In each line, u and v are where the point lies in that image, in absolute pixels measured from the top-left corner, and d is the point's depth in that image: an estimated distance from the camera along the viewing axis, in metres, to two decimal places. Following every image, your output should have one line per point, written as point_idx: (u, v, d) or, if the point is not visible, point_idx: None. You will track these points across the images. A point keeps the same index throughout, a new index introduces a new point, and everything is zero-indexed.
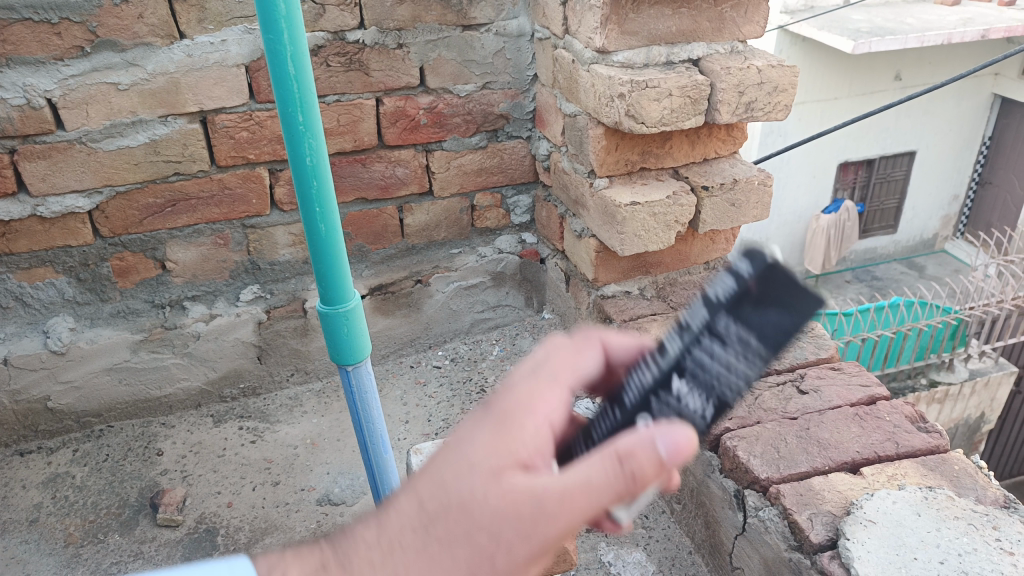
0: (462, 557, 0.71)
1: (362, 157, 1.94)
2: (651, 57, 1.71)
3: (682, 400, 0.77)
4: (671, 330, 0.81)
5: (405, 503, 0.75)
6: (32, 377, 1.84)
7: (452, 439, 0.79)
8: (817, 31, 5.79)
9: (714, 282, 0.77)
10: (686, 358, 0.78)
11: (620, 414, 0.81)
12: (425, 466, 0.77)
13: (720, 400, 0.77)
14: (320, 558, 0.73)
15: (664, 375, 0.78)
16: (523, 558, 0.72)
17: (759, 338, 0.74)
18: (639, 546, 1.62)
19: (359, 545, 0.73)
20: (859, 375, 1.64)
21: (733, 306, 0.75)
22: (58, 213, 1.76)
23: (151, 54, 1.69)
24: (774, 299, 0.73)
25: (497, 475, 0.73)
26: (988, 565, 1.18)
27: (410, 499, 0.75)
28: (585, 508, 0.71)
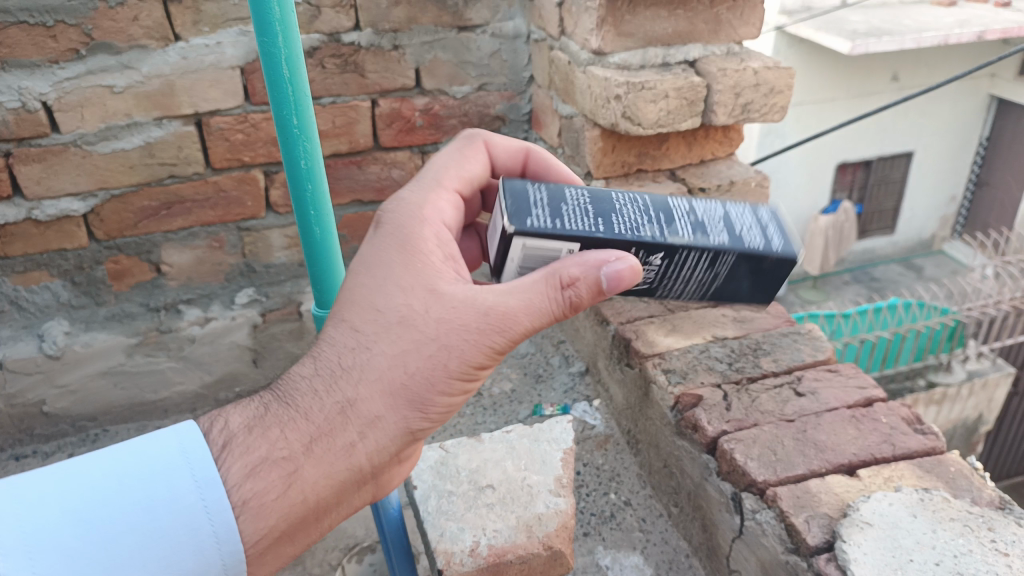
0: (413, 368, 0.96)
1: (358, 159, 1.93)
2: (647, 59, 1.71)
3: (650, 267, 1.04)
4: (682, 203, 1.08)
5: (339, 342, 0.98)
6: (27, 382, 1.82)
7: (366, 264, 1.02)
8: (815, 33, 5.86)
9: (730, 216, 1.09)
10: (676, 249, 1.02)
11: (596, 230, 0.99)
12: (346, 300, 1.01)
13: (651, 284, 1.08)
14: (258, 412, 0.97)
15: (656, 247, 1.01)
16: (468, 364, 0.98)
17: (727, 279, 1.07)
18: (637, 549, 1.61)
19: (306, 387, 0.97)
20: (856, 377, 1.63)
21: (728, 232, 1.06)
22: (53, 217, 1.75)
23: (146, 57, 1.68)
24: (759, 273, 1.08)
25: (424, 301, 0.97)
26: (983, 566, 1.18)
27: (346, 333, 0.98)
28: (517, 312, 0.97)
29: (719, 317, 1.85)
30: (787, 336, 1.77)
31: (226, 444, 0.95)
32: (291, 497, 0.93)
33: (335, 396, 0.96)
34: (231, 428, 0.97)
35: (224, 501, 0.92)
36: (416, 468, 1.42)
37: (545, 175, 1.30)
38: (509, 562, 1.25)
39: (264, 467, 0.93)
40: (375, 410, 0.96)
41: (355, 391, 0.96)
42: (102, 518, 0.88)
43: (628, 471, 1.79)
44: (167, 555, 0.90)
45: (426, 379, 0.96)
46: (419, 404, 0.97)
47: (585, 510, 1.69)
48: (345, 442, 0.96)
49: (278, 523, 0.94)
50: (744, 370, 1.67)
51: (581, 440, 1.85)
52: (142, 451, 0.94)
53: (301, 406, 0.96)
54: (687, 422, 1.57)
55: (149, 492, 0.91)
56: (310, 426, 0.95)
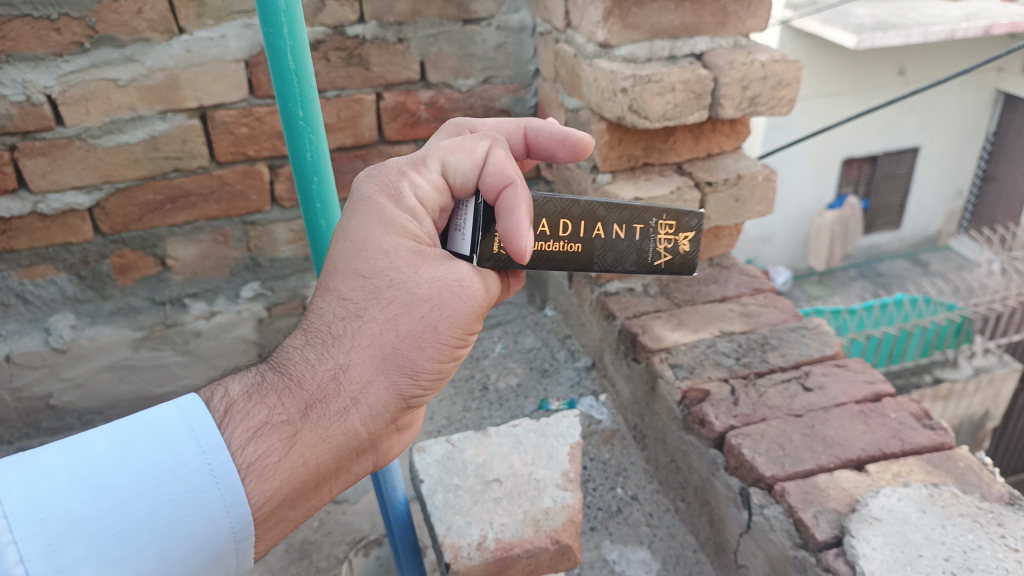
0: (405, 331, 0.97)
1: (362, 153, 1.92)
2: (654, 51, 1.69)
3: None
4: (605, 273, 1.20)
5: (328, 311, 0.97)
6: (33, 375, 1.83)
7: (347, 231, 1.00)
8: (821, 26, 5.81)
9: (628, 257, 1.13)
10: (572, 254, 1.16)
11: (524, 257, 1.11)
12: (329, 270, 0.99)
13: None
14: (250, 380, 0.93)
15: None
16: (458, 328, 1.02)
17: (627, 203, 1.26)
18: (643, 544, 1.60)
19: (295, 357, 0.95)
20: (864, 372, 1.62)
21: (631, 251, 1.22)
22: (58, 211, 1.75)
23: (150, 50, 1.68)
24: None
25: (411, 261, 0.99)
26: (993, 561, 1.17)
27: (334, 301, 0.97)
28: (486, 277, 1.06)
29: (727, 312, 1.84)
30: (794, 331, 1.76)
31: (228, 408, 0.90)
32: (295, 462, 0.90)
33: (329, 363, 0.94)
34: (229, 394, 0.92)
35: (228, 463, 0.87)
36: (422, 462, 1.41)
37: (502, 219, 1.00)
38: (516, 557, 1.24)
39: (264, 432, 0.89)
40: (368, 376, 0.96)
41: (348, 357, 0.95)
42: (106, 485, 0.83)
43: (634, 467, 1.78)
44: (175, 522, 0.85)
45: (416, 342, 0.98)
46: (411, 367, 0.98)
47: (592, 505, 1.68)
48: (341, 407, 0.94)
49: (284, 487, 0.90)
50: (752, 364, 1.66)
51: (587, 435, 1.84)
52: (140, 420, 0.89)
53: (294, 374, 0.93)
54: (694, 417, 1.56)
55: (151, 460, 0.86)
56: (306, 392, 0.93)
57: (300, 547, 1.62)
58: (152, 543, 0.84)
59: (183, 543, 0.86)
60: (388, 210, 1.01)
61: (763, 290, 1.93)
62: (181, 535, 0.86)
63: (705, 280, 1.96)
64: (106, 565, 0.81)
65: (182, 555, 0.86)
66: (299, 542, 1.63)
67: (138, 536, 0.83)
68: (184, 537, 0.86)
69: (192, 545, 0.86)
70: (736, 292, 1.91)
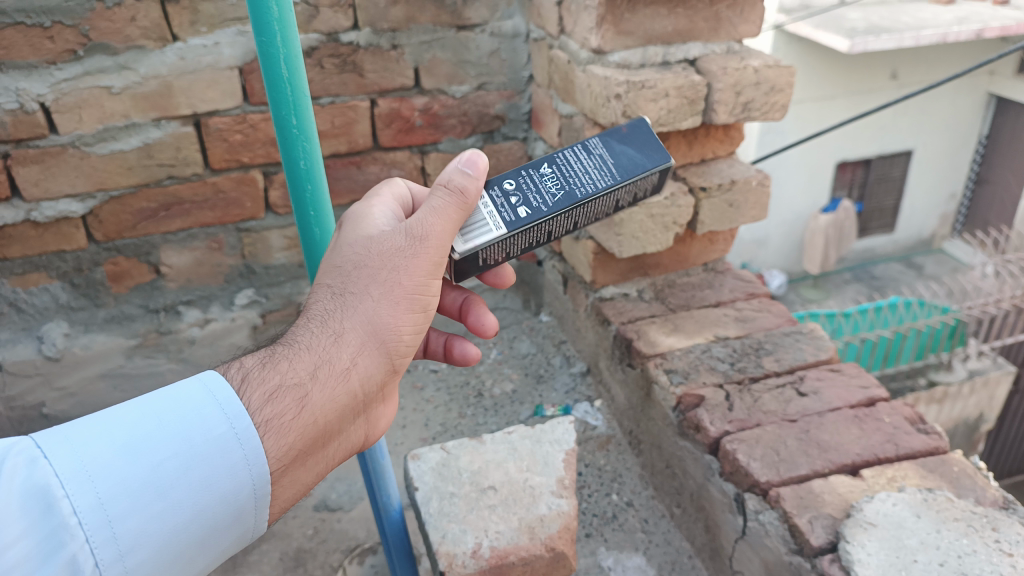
0: (376, 296, 0.96)
1: (356, 160, 1.92)
2: (648, 57, 1.70)
3: (545, 177, 1.12)
4: None
5: (320, 293, 0.98)
6: (26, 384, 1.82)
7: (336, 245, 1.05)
8: (814, 30, 5.83)
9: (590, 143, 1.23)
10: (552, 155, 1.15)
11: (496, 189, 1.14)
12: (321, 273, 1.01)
13: (569, 191, 1.11)
14: (262, 354, 0.93)
15: (537, 163, 1.14)
16: (421, 277, 0.98)
17: (611, 157, 1.15)
18: (639, 550, 1.60)
19: (296, 329, 0.95)
20: (859, 376, 1.63)
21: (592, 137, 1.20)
22: (51, 218, 1.74)
23: (143, 57, 1.67)
24: (630, 141, 1.17)
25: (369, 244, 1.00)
26: (988, 566, 1.17)
27: (326, 289, 0.98)
28: (431, 222, 0.98)
29: (721, 317, 1.84)
30: (789, 336, 1.77)
31: (245, 377, 0.90)
32: (309, 420, 0.90)
33: (329, 330, 0.94)
34: (245, 365, 0.92)
35: (248, 424, 0.87)
36: (417, 470, 1.41)
37: None
38: (512, 564, 1.24)
39: (280, 393, 0.89)
40: (364, 338, 0.95)
41: (342, 323, 0.95)
42: (146, 446, 0.81)
43: (630, 472, 1.78)
44: (209, 480, 0.84)
45: (395, 299, 0.97)
46: (389, 325, 0.97)
47: (587, 511, 1.67)
48: (343, 366, 0.94)
49: (295, 446, 0.90)
50: (747, 369, 1.66)
51: (583, 440, 1.84)
52: (169, 391, 0.86)
53: (299, 342, 0.93)
54: (689, 423, 1.56)
55: (185, 424, 0.84)
56: (314, 356, 0.93)
57: (295, 555, 1.61)
58: (188, 498, 0.83)
59: (218, 499, 0.85)
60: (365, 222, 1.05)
61: (758, 294, 1.93)
62: (216, 491, 0.84)
63: (700, 285, 1.97)
64: (148, 518, 0.80)
65: (216, 511, 0.85)
66: (295, 550, 1.62)
67: (176, 493, 0.82)
68: (216, 496, 0.84)
69: (225, 501, 0.85)
70: (731, 297, 1.91)
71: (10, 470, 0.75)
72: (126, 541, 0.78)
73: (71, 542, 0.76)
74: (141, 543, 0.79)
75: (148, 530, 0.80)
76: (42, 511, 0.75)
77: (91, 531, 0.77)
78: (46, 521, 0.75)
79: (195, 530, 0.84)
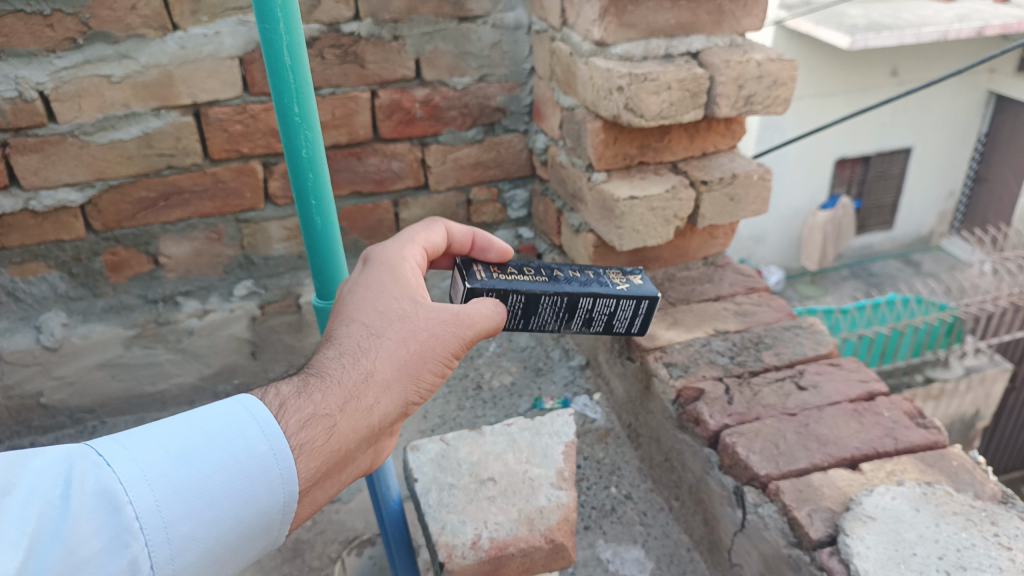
0: (414, 350, 0.99)
1: (357, 151, 1.92)
2: (650, 50, 1.69)
3: None
4: (590, 301, 1.25)
5: (350, 329, 0.99)
6: (24, 373, 1.81)
7: (358, 285, 1.07)
8: (815, 26, 5.81)
9: (618, 309, 1.28)
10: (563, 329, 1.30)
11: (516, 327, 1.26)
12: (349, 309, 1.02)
13: None
14: (297, 380, 0.93)
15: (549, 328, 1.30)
16: (451, 354, 1.03)
17: None
18: (637, 543, 1.61)
19: (326, 359, 0.95)
20: (858, 370, 1.63)
21: (608, 322, 1.30)
22: (50, 207, 1.74)
23: (144, 46, 1.67)
24: None
25: (414, 302, 1.04)
26: (986, 560, 1.17)
27: (357, 327, 0.99)
28: (477, 315, 1.07)
29: (721, 311, 1.84)
30: (788, 330, 1.77)
31: (282, 404, 0.90)
32: (333, 451, 0.91)
33: (360, 367, 0.95)
34: (281, 393, 0.91)
35: (285, 446, 0.87)
36: (416, 461, 1.41)
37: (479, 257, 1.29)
38: (510, 556, 1.23)
39: (313, 421, 0.90)
40: (391, 382, 0.96)
41: (373, 362, 0.96)
42: (197, 457, 0.83)
43: (628, 465, 1.78)
44: (249, 492, 0.85)
45: (426, 358, 1.00)
46: (418, 379, 0.99)
47: (586, 504, 1.68)
48: (369, 404, 0.94)
49: (314, 476, 0.90)
50: (746, 363, 1.66)
51: (581, 433, 1.82)
52: (210, 406, 0.87)
53: (330, 373, 0.94)
54: (689, 416, 1.56)
55: (229, 439, 0.85)
56: (345, 391, 0.93)
57: (293, 546, 1.61)
58: (231, 508, 0.84)
59: (256, 512, 0.86)
60: (399, 273, 1.09)
61: (758, 289, 1.93)
62: (254, 504, 0.86)
63: (700, 280, 1.97)
64: (198, 524, 0.81)
65: (253, 523, 0.86)
66: (293, 541, 1.62)
67: (222, 502, 0.83)
68: (254, 508, 0.86)
69: (260, 515, 0.86)
70: (731, 291, 1.91)
71: (78, 474, 0.77)
72: (176, 544, 0.80)
73: (134, 543, 0.77)
74: (188, 547, 0.81)
75: (196, 535, 0.81)
76: (109, 512, 0.77)
77: (150, 534, 0.78)
78: (112, 522, 0.77)
79: (232, 539, 0.85)
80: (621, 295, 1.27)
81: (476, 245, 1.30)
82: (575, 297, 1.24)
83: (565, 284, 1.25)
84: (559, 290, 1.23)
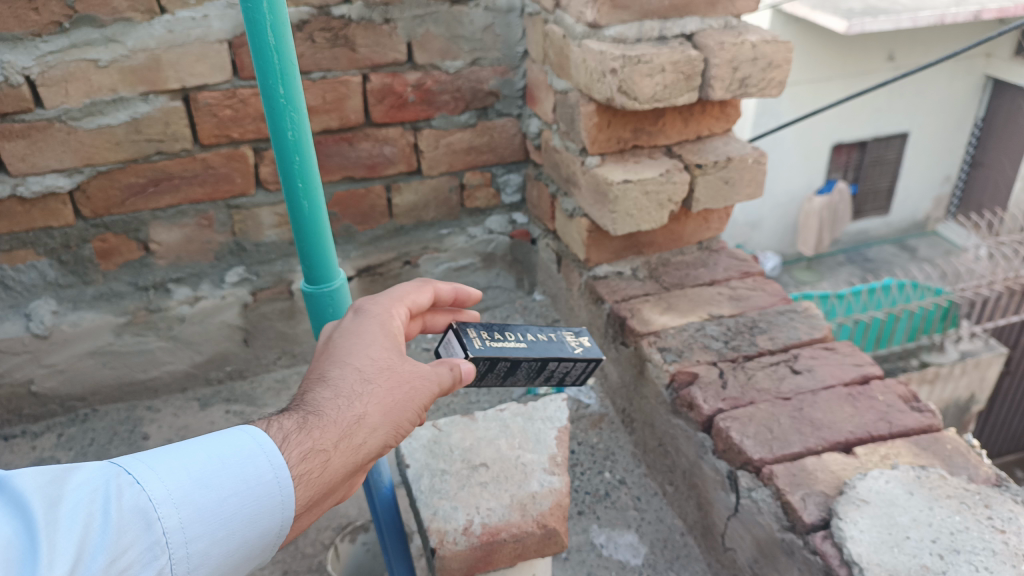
0: (401, 399, 0.96)
1: (348, 136, 1.90)
2: (643, 32, 1.67)
3: None
4: (558, 364, 1.25)
5: (343, 371, 0.95)
6: (14, 361, 1.80)
7: (348, 329, 1.03)
8: (811, 11, 5.77)
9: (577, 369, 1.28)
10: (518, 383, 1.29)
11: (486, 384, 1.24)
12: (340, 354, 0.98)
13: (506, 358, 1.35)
14: (298, 415, 0.89)
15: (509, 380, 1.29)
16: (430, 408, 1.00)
17: None
18: (631, 528, 1.61)
19: (322, 398, 0.92)
20: (853, 354, 1.62)
21: (563, 377, 1.30)
22: (38, 194, 1.72)
23: (131, 30, 1.64)
24: None
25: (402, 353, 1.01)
26: (979, 543, 1.17)
27: (350, 370, 0.96)
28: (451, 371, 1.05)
29: (716, 295, 1.83)
30: (783, 315, 1.76)
31: (285, 437, 0.87)
32: (324, 487, 0.88)
33: (352, 410, 0.92)
34: (284, 425, 0.88)
35: (289, 476, 0.85)
36: (408, 447, 1.40)
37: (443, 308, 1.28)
38: (503, 541, 1.23)
39: (312, 454, 0.87)
40: (380, 430, 0.93)
41: (365, 407, 0.92)
42: (214, 479, 0.81)
43: (622, 450, 1.78)
44: (257, 515, 0.83)
45: (411, 408, 0.97)
46: (401, 430, 0.96)
47: (580, 489, 1.68)
48: (360, 444, 0.91)
49: (306, 508, 0.88)
50: (740, 348, 1.65)
51: (576, 418, 1.84)
52: (221, 432, 0.85)
53: (328, 412, 0.90)
54: (683, 401, 1.56)
55: (242, 463, 0.83)
56: (340, 430, 0.89)
57: None
58: (242, 530, 0.82)
59: (259, 534, 0.83)
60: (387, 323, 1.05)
61: (752, 273, 1.92)
62: (259, 527, 0.83)
63: (694, 264, 1.96)
64: (213, 542, 0.79)
65: (256, 544, 0.84)
66: None
67: (236, 523, 0.81)
68: (260, 531, 0.83)
69: (264, 537, 0.84)
70: (725, 276, 1.90)
71: (115, 490, 0.74)
72: (195, 560, 0.78)
73: (162, 558, 0.75)
74: (203, 564, 0.79)
75: (211, 554, 0.79)
76: (141, 528, 0.74)
77: (175, 549, 0.76)
78: (145, 536, 0.74)
79: (237, 560, 0.82)
80: (581, 358, 1.26)
81: (456, 299, 1.28)
82: (545, 361, 1.23)
83: (539, 347, 1.24)
84: (537, 356, 1.21)
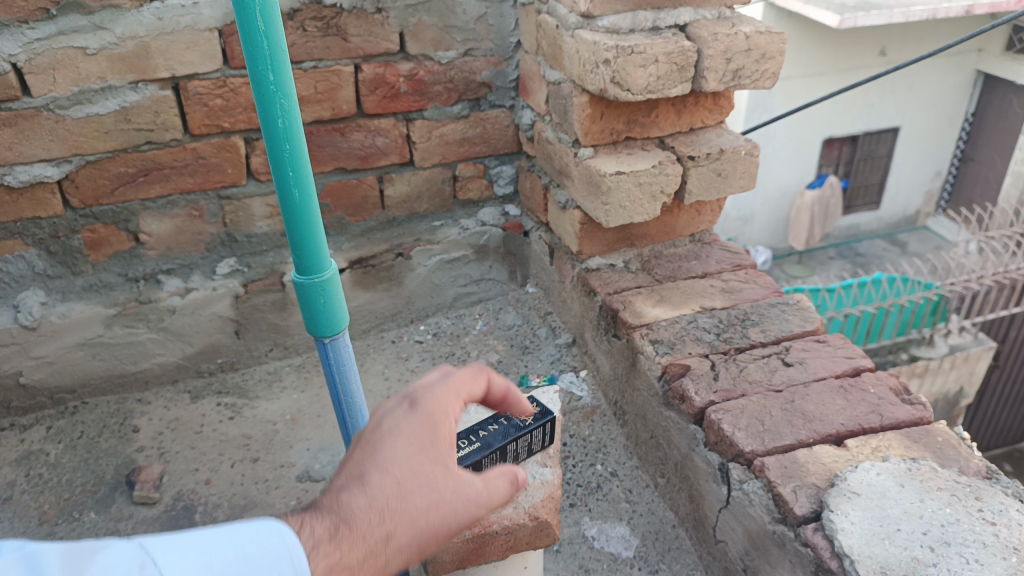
0: (442, 520, 0.78)
1: (340, 126, 1.89)
2: (637, 22, 1.67)
3: None
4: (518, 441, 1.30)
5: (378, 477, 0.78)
6: (3, 353, 1.78)
7: (390, 429, 0.84)
8: (804, 6, 5.73)
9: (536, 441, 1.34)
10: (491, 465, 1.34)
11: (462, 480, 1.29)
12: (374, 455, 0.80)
13: None
14: (329, 519, 0.72)
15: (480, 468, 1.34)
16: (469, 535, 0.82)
17: None
18: (623, 520, 1.61)
19: (355, 504, 0.75)
20: (844, 347, 1.63)
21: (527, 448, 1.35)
22: (25, 183, 1.70)
23: (119, 17, 1.62)
24: None
25: (450, 467, 0.83)
26: (970, 535, 1.18)
27: (392, 480, 0.78)
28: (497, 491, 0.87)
29: (708, 288, 1.83)
30: (775, 307, 1.76)
31: (314, 544, 0.69)
32: None
33: (383, 526, 0.74)
34: (315, 530, 0.70)
35: None
36: None
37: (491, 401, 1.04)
38: (495, 533, 1.23)
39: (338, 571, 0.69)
40: (409, 553, 0.75)
41: (398, 524, 0.75)
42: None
43: (614, 443, 1.78)
44: None
45: (450, 534, 0.79)
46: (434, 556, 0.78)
47: (572, 481, 1.68)
48: (385, 567, 0.73)
49: None
50: (732, 340, 1.66)
51: (568, 411, 1.84)
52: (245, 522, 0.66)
53: (358, 522, 0.73)
54: (675, 393, 1.56)
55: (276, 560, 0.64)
56: (368, 546, 0.72)
57: None
58: None
59: None
60: (438, 424, 0.87)
61: (744, 266, 1.93)
62: None
63: (686, 257, 1.96)
64: None
65: None
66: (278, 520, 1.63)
67: None
68: None
69: None
70: (718, 269, 1.91)
71: None
72: None
73: None
74: None
75: None
76: None
77: None
78: None
79: None
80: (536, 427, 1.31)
81: (507, 400, 1.04)
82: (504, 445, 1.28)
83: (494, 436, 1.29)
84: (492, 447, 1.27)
